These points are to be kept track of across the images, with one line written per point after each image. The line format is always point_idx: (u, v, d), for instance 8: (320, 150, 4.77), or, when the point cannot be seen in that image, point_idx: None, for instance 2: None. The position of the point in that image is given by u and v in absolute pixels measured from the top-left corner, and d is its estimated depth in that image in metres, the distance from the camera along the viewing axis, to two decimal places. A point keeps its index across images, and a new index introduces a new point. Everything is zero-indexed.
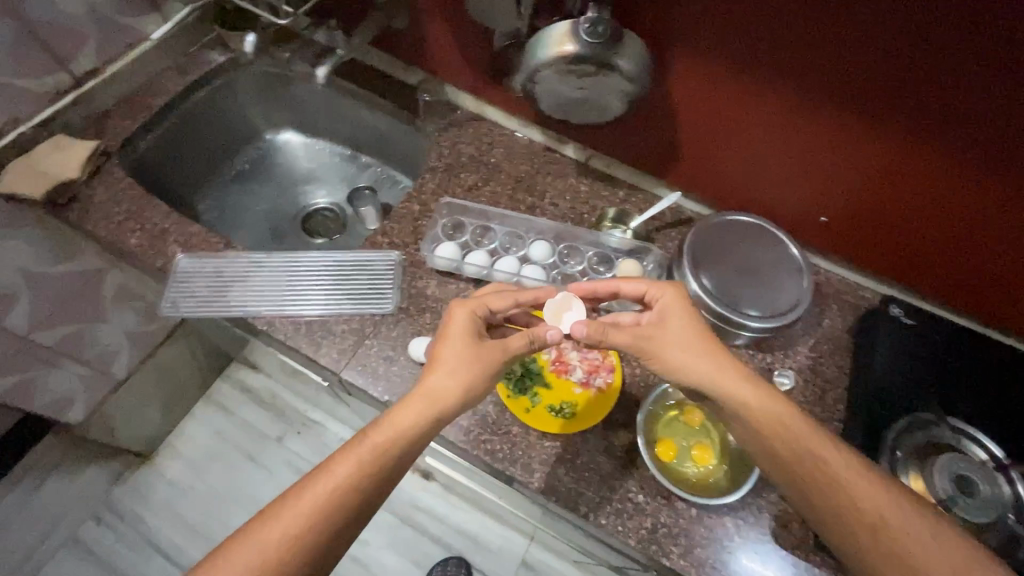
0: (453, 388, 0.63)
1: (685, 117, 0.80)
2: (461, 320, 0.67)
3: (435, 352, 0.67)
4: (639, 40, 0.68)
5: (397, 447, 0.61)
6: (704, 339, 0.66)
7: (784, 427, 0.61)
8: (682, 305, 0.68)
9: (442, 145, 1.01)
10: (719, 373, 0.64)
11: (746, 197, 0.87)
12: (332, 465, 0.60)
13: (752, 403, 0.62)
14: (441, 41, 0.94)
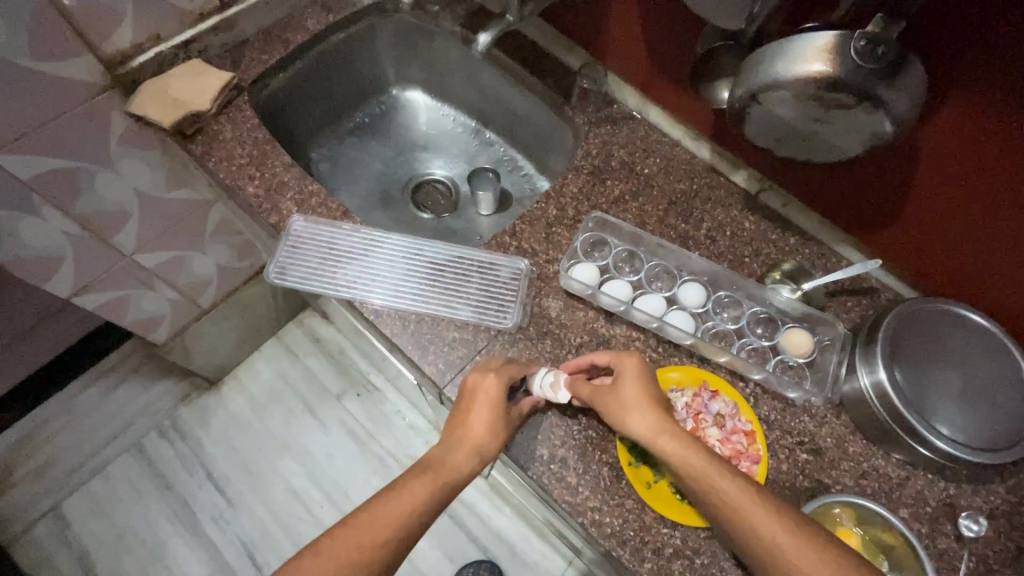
0: (485, 438, 0.63)
1: (943, 168, 0.62)
2: (492, 385, 0.64)
3: (468, 411, 0.64)
4: (922, 72, 0.52)
5: (450, 487, 0.61)
6: (630, 407, 0.61)
7: (741, 511, 0.53)
8: (637, 374, 0.63)
9: (591, 142, 0.88)
10: (688, 462, 0.57)
11: (965, 281, 0.70)
12: (409, 488, 0.59)
13: (706, 476, 0.56)
14: (628, 23, 0.81)
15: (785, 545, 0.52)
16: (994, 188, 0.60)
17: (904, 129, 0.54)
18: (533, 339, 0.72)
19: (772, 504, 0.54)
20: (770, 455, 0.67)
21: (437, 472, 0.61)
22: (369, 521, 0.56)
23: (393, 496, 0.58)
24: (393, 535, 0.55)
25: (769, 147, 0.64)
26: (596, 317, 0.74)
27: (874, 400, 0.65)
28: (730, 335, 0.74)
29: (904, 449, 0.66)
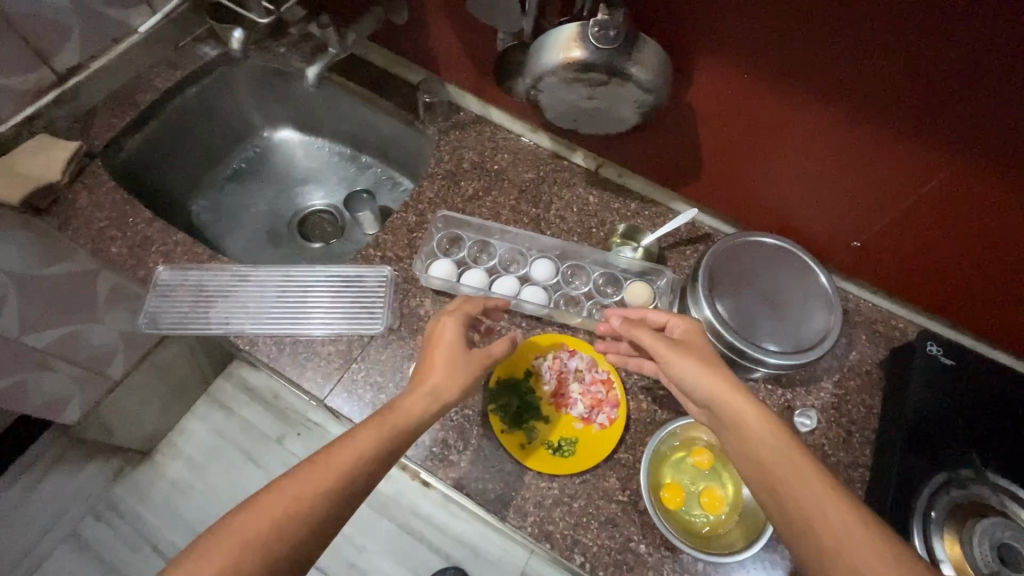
0: (445, 380, 0.62)
1: (724, 121, 0.72)
2: (449, 328, 0.65)
3: (428, 356, 0.64)
4: (656, 46, 0.61)
5: (403, 433, 0.57)
6: (700, 364, 0.61)
7: (799, 483, 0.51)
8: (696, 338, 0.65)
9: (442, 149, 0.95)
10: (752, 421, 0.56)
11: (778, 216, 0.80)
12: (357, 439, 0.55)
13: (763, 437, 0.54)
14: (446, 37, 0.88)
15: (836, 518, 0.48)
16: (767, 131, 0.70)
17: (661, 95, 0.63)
18: (405, 338, 0.77)
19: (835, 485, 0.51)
20: (629, 398, 0.74)
21: (387, 419, 0.57)
22: (316, 469, 0.52)
23: (342, 443, 0.54)
24: (339, 482, 0.52)
25: (569, 126, 0.72)
26: None
27: (708, 332, 0.74)
28: (581, 300, 0.82)
29: (741, 367, 0.75)
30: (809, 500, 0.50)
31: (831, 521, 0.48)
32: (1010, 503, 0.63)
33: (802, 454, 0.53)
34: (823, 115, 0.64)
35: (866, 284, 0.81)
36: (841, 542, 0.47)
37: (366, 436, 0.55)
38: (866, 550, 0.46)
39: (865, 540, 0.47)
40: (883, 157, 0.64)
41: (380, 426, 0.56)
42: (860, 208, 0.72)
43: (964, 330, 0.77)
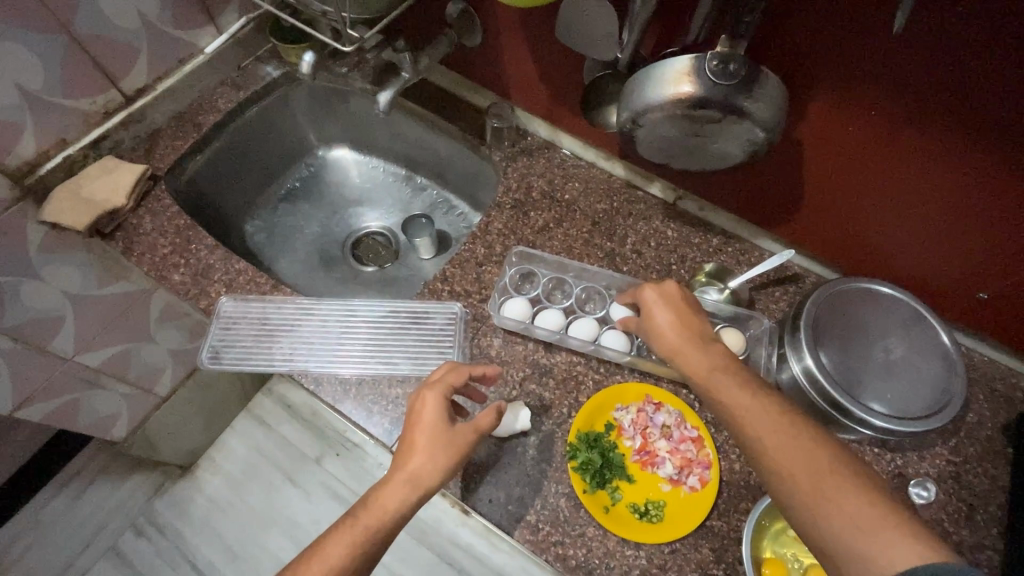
0: (428, 467, 0.55)
1: (836, 160, 0.65)
2: (428, 404, 0.58)
3: (408, 436, 0.58)
4: (776, 80, 0.55)
5: (378, 535, 0.52)
6: (663, 327, 0.60)
7: (739, 418, 0.51)
8: (663, 299, 0.62)
9: (510, 177, 0.91)
10: (701, 373, 0.55)
11: (878, 259, 0.73)
12: (327, 548, 0.51)
13: (710, 384, 0.54)
14: (520, 62, 0.84)
15: (769, 442, 0.48)
16: (887, 172, 0.63)
17: (776, 132, 0.57)
18: None
19: (774, 414, 0.50)
20: (721, 458, 0.67)
21: (361, 518, 0.53)
22: None
23: (313, 558, 0.50)
24: None
25: (663, 162, 0.66)
26: (535, 347, 0.75)
27: (807, 384, 0.67)
28: None
29: (846, 429, 0.67)
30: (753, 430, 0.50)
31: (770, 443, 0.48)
32: None
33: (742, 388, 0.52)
34: (961, 159, 0.57)
35: (979, 334, 0.73)
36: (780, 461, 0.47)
37: (337, 545, 0.51)
38: (795, 463, 0.47)
39: (794, 455, 0.47)
40: (1009, 203, 0.57)
41: (352, 531, 0.52)
42: (987, 259, 0.64)
43: None
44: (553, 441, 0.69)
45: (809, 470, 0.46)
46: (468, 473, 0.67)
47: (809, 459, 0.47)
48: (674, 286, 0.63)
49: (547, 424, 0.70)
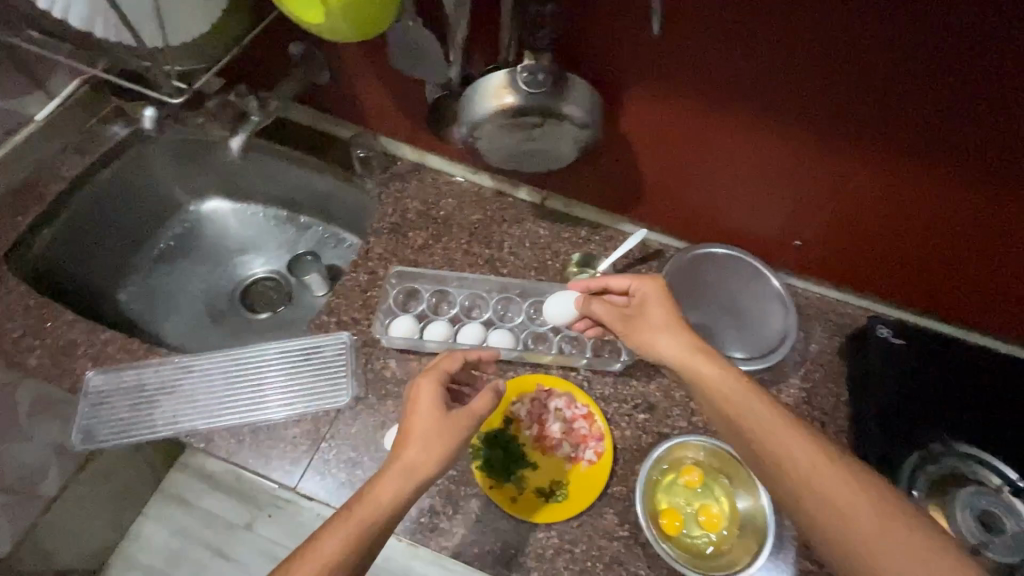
0: (425, 454, 0.55)
1: (664, 144, 0.73)
2: (424, 390, 0.59)
3: (407, 424, 0.58)
4: (584, 83, 0.62)
5: (374, 527, 0.51)
6: (662, 334, 0.63)
7: (769, 434, 0.54)
8: (658, 296, 0.66)
9: (385, 203, 0.93)
10: (722, 387, 0.58)
11: (721, 227, 0.83)
12: (322, 539, 0.50)
13: (733, 397, 0.57)
14: (372, 92, 0.86)
15: (800, 459, 0.53)
16: (707, 147, 0.72)
17: (595, 128, 0.64)
18: (374, 405, 0.74)
19: (805, 433, 0.54)
20: (612, 429, 0.73)
21: (355, 512, 0.52)
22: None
23: (308, 553, 0.50)
24: None
25: (510, 167, 0.72)
26: (429, 361, 0.77)
27: None
28: (550, 335, 0.80)
29: None
30: (782, 447, 0.54)
31: (799, 464, 0.52)
32: (977, 469, 0.67)
33: (764, 406, 0.56)
34: (767, 128, 0.66)
35: (814, 277, 0.85)
36: (811, 481, 0.51)
37: (329, 538, 0.50)
38: (822, 481, 0.51)
39: (824, 471, 0.52)
40: (813, 159, 0.67)
41: (348, 524, 0.51)
42: (808, 210, 0.75)
43: (909, 307, 0.82)
44: None
45: (836, 486, 0.51)
46: None
47: (835, 478, 0.51)
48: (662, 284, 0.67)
49: None
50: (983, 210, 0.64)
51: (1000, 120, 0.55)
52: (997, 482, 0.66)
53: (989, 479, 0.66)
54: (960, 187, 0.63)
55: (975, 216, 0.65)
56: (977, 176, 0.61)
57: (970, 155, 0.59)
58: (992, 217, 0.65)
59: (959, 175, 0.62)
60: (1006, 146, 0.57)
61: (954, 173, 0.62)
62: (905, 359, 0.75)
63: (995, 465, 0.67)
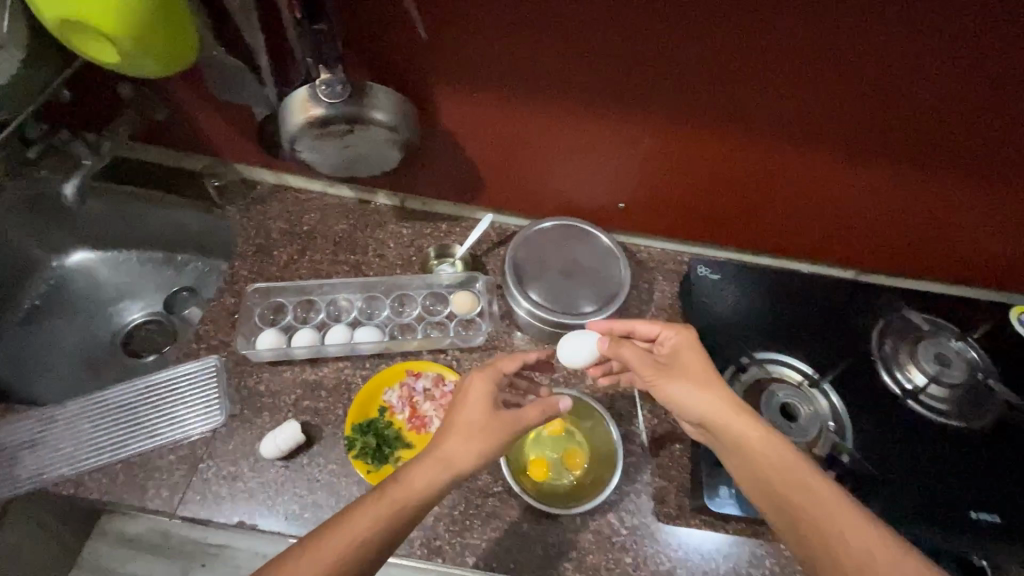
0: (464, 452, 0.58)
1: (489, 136, 0.80)
2: (476, 385, 0.64)
3: (453, 413, 0.62)
4: (385, 89, 0.68)
5: (405, 510, 0.54)
6: (695, 386, 0.63)
7: (799, 489, 0.55)
8: (687, 347, 0.67)
9: (248, 226, 0.95)
10: (762, 444, 0.59)
11: (565, 202, 0.91)
12: (352, 516, 0.54)
13: (769, 454, 0.58)
14: (212, 122, 0.88)
15: (832, 512, 0.53)
16: (542, 135, 0.79)
17: (407, 128, 0.71)
18: (250, 419, 0.76)
19: (839, 493, 0.55)
20: None
21: (388, 495, 0.55)
22: (309, 554, 0.51)
23: (339, 526, 0.53)
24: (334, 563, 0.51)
25: (345, 174, 0.77)
26: (301, 368, 0.80)
27: (539, 320, 0.82)
28: (415, 324, 0.86)
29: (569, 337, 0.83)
30: (814, 503, 0.54)
31: (835, 521, 0.53)
32: (780, 369, 0.77)
33: (807, 465, 0.57)
34: (587, 111, 0.74)
35: (658, 234, 0.95)
36: (841, 535, 0.52)
37: (362, 516, 0.53)
38: (847, 529, 0.52)
39: (848, 521, 0.53)
40: (632, 132, 0.76)
41: (380, 504, 0.54)
42: (640, 177, 0.84)
43: (742, 246, 0.95)
44: (335, 443, 0.75)
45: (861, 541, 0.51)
46: (261, 502, 0.70)
47: (857, 530, 0.52)
48: (693, 337, 0.68)
49: (325, 430, 0.76)
50: (760, 155, 0.77)
51: (746, 81, 0.66)
52: (797, 378, 0.77)
53: (791, 377, 0.77)
54: (749, 139, 0.74)
55: (756, 161, 0.78)
56: (747, 127, 0.73)
57: (735, 112, 0.71)
58: (769, 160, 0.77)
59: (734, 129, 0.73)
60: (760, 101, 0.69)
61: (729, 128, 0.73)
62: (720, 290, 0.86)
63: (792, 363, 0.78)
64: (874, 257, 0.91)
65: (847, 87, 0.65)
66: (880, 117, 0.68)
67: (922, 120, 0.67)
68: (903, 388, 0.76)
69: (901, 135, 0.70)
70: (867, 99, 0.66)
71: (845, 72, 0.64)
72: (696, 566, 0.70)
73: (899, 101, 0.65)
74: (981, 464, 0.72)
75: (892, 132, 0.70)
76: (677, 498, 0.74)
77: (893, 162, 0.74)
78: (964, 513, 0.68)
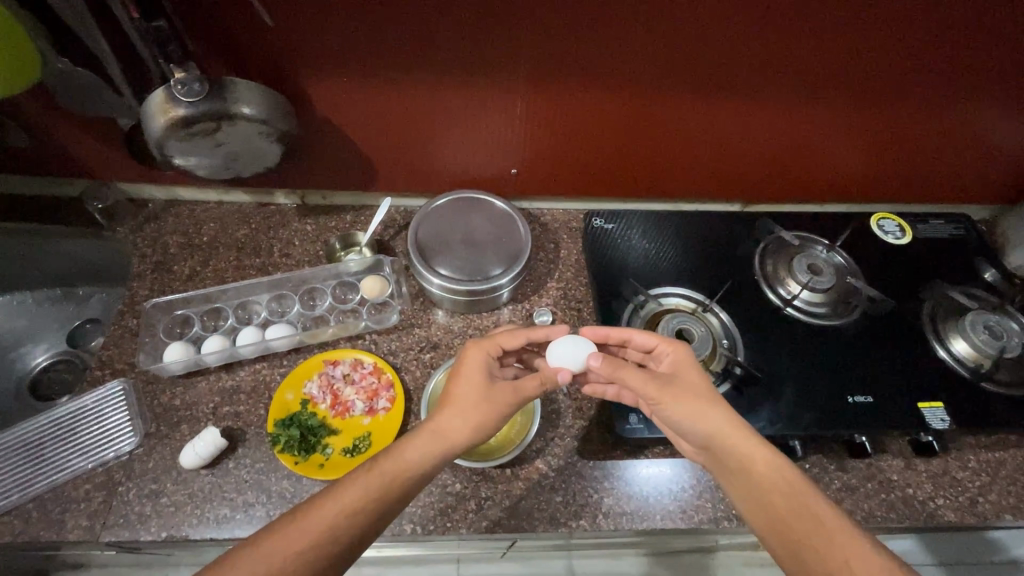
0: (461, 424, 0.62)
1: (375, 115, 0.81)
2: (473, 358, 0.67)
3: (451, 387, 0.65)
4: (247, 82, 0.68)
5: (399, 483, 0.57)
6: (692, 403, 0.63)
7: (795, 507, 0.56)
8: (685, 362, 0.67)
9: (142, 246, 0.92)
10: (763, 461, 0.59)
11: (466, 176, 0.94)
12: (348, 487, 0.55)
13: (771, 472, 0.59)
14: (81, 142, 0.85)
15: (824, 531, 0.54)
16: (439, 112, 0.81)
17: (277, 120, 0.71)
18: (167, 434, 0.75)
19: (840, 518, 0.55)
20: (402, 375, 0.81)
21: (380, 467, 0.57)
22: (305, 518, 0.53)
23: (330, 496, 0.54)
24: (326, 531, 0.52)
25: (227, 173, 0.76)
26: (217, 376, 0.80)
27: (449, 292, 0.84)
28: (327, 315, 0.87)
29: (481, 304, 0.87)
30: (806, 518, 0.56)
31: (827, 538, 0.54)
32: (673, 300, 0.84)
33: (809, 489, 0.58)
34: (481, 84, 0.77)
35: (567, 196, 1.00)
36: (829, 548, 0.53)
37: (353, 486, 0.55)
38: (836, 543, 0.53)
39: (841, 539, 0.54)
40: (529, 99, 0.80)
41: (374, 476, 0.56)
42: (543, 143, 0.88)
43: (648, 197, 1.01)
44: (260, 441, 0.75)
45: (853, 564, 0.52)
46: (190, 512, 0.70)
47: (844, 544, 0.53)
48: (687, 353, 0.68)
49: (248, 431, 0.76)
50: (646, 105, 0.81)
51: (620, 37, 0.71)
52: (690, 305, 0.83)
53: (684, 305, 0.83)
54: (641, 93, 0.79)
55: (641, 111, 0.83)
56: (629, 81, 0.77)
57: (616, 67, 0.75)
58: (654, 110, 0.82)
59: (617, 83, 0.78)
60: (636, 54, 0.73)
61: (620, 86, 0.78)
62: (616, 241, 0.92)
63: (683, 292, 0.84)
64: (756, 191, 1.00)
65: (719, 35, 0.71)
66: (745, 59, 0.74)
67: (782, 58, 0.74)
68: (783, 299, 0.84)
69: (765, 74, 0.77)
70: (731, 43, 0.72)
71: (707, 21, 0.69)
72: (621, 492, 0.75)
73: (758, 44, 0.72)
74: (854, 354, 0.81)
75: (758, 71, 0.76)
76: (598, 435, 0.78)
77: (763, 100, 0.81)
78: (843, 399, 0.77)
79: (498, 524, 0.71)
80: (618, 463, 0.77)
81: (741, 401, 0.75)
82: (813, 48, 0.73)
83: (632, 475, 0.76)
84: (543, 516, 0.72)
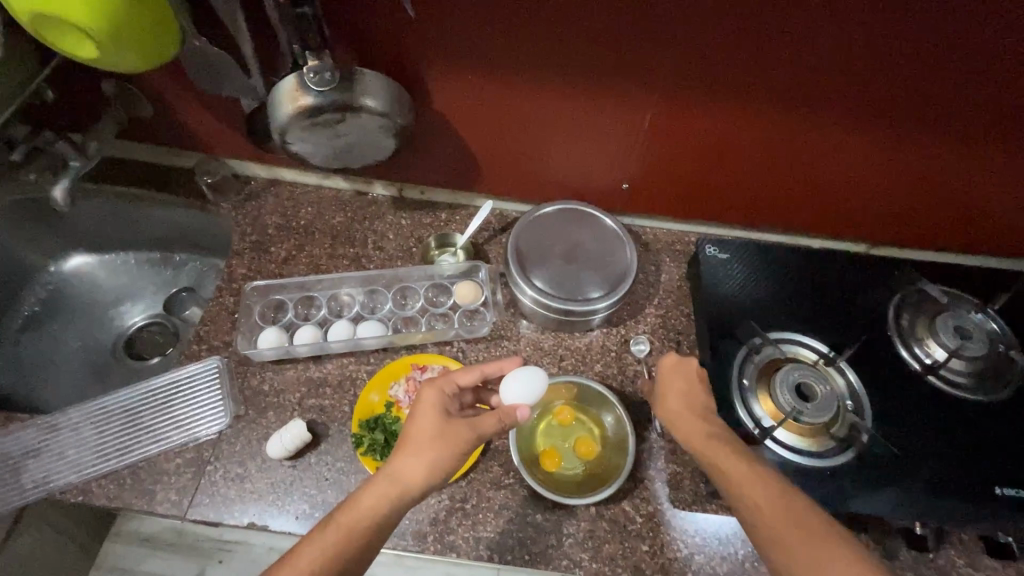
0: (416, 469, 0.55)
1: (489, 116, 0.77)
2: (426, 394, 0.60)
3: (408, 425, 0.59)
4: (377, 74, 0.65)
5: (357, 534, 0.52)
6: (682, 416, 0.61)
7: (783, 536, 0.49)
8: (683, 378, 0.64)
9: (243, 223, 0.92)
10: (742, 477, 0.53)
11: (571, 186, 0.89)
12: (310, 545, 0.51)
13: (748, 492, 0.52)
14: (200, 117, 0.85)
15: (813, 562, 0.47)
16: (555, 118, 0.76)
17: (401, 115, 0.68)
18: (255, 420, 0.75)
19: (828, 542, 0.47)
20: None
21: (338, 520, 0.52)
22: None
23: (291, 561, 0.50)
24: None
25: (341, 164, 0.75)
26: (305, 366, 0.79)
27: (542, 308, 0.79)
28: (417, 317, 0.85)
29: (576, 324, 0.82)
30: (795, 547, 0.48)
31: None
32: (794, 347, 0.76)
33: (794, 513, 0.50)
34: (608, 93, 0.71)
35: (671, 216, 0.93)
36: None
37: (311, 546, 0.51)
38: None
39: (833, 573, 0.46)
40: (654, 112, 0.74)
41: (329, 534, 0.51)
42: (658, 159, 0.82)
43: (759, 226, 0.93)
44: (343, 440, 0.74)
45: None
46: (271, 501, 0.70)
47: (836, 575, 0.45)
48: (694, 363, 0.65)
49: (331, 428, 0.75)
50: (784, 129, 0.73)
51: (781, 52, 0.63)
52: (812, 357, 0.75)
53: (806, 355, 0.75)
54: (785, 112, 0.71)
55: (775, 135, 0.75)
56: (772, 100, 0.69)
57: (764, 83, 0.67)
58: (791, 133, 0.74)
59: (762, 102, 0.70)
60: (791, 71, 0.65)
61: (761, 104, 0.70)
62: (734, 273, 0.83)
63: (807, 342, 0.76)
64: (885, 232, 0.89)
65: (895, 59, 0.62)
66: (920, 88, 0.65)
67: (963, 89, 0.64)
68: (924, 363, 0.74)
69: (935, 107, 0.67)
70: (908, 67, 0.62)
71: (889, 38, 0.60)
72: (715, 553, 0.69)
73: (942, 73, 0.63)
74: (1002, 438, 0.70)
75: (930, 102, 0.66)
76: (693, 485, 0.72)
77: (924, 135, 0.71)
78: (988, 489, 0.67)
79: (577, 566, 0.67)
80: (695, 519, 0.70)
81: (865, 474, 0.67)
82: (1006, 80, 0.62)
83: (709, 531, 0.70)
84: (627, 565, 0.68)
